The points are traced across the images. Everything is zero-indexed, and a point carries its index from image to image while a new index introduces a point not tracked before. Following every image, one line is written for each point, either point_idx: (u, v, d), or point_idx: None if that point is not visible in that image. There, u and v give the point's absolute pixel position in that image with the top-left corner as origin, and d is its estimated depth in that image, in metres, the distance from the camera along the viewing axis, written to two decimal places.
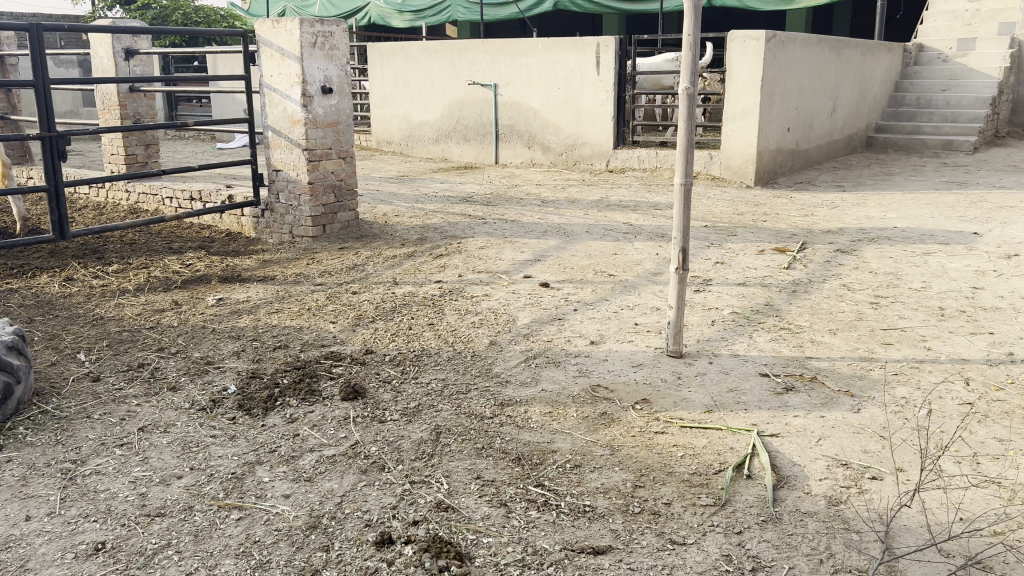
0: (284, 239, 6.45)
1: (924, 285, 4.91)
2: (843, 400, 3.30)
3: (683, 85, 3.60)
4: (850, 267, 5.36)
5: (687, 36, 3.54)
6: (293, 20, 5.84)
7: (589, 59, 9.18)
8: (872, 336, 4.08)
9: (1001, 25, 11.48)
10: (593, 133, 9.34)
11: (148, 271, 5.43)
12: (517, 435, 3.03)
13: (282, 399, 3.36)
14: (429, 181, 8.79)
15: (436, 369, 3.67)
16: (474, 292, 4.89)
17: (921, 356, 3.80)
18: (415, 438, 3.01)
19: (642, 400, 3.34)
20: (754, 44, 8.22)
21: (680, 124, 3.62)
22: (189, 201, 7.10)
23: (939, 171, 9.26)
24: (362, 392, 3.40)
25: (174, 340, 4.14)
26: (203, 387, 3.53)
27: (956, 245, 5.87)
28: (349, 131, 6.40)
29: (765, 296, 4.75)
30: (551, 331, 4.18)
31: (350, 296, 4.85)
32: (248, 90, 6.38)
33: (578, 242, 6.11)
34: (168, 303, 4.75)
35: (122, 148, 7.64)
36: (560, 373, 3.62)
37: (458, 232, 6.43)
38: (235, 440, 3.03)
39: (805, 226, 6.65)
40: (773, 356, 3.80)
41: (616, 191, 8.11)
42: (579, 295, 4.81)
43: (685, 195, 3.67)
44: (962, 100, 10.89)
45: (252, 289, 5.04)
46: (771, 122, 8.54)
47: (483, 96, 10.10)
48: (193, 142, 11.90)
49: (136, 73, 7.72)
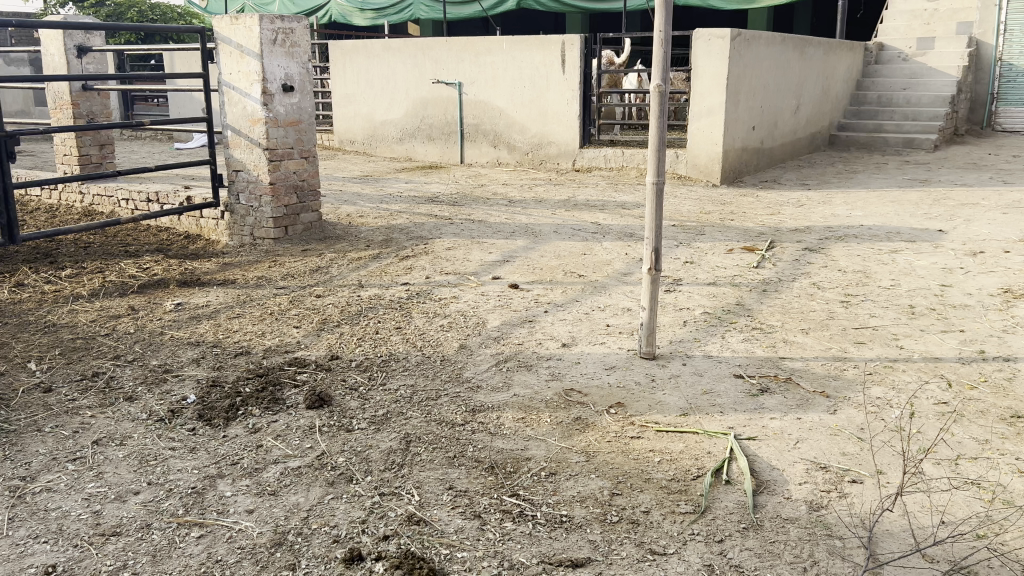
0: (244, 241, 6.30)
1: (894, 284, 4.92)
2: (819, 402, 3.26)
3: (654, 81, 3.52)
4: (819, 265, 5.36)
5: (658, 32, 3.48)
6: (252, 16, 5.68)
7: (554, 58, 9.12)
8: (845, 335, 4.06)
9: (959, 25, 11.65)
10: (559, 132, 9.28)
11: (103, 276, 5.25)
12: (490, 443, 2.94)
13: (245, 409, 3.24)
14: (394, 180, 8.66)
15: (404, 375, 3.57)
16: (442, 294, 4.79)
17: (894, 354, 3.78)
18: (384, 447, 2.91)
19: (617, 404, 3.27)
20: (720, 43, 8.21)
21: (651, 122, 3.56)
22: (146, 203, 6.90)
23: (902, 169, 9.35)
24: (328, 400, 3.29)
25: (130, 347, 3.99)
26: (161, 397, 3.39)
27: (923, 242, 5.90)
28: (311, 131, 6.26)
29: (736, 295, 4.72)
30: (522, 333, 4.10)
31: (315, 299, 4.72)
32: (206, 88, 6.20)
33: (547, 242, 6.04)
34: (125, 309, 4.58)
35: (76, 149, 7.40)
36: (532, 378, 3.54)
37: (424, 233, 6.32)
38: (195, 452, 2.90)
39: (772, 225, 6.65)
40: (747, 357, 3.76)
41: (583, 190, 8.06)
42: (549, 296, 4.73)
43: (657, 194, 3.61)
44: (923, 99, 11.03)
45: (212, 293, 4.89)
46: (736, 121, 8.55)
47: (448, 95, 9.99)
48: (150, 143, 11.62)
49: (90, 71, 7.49)
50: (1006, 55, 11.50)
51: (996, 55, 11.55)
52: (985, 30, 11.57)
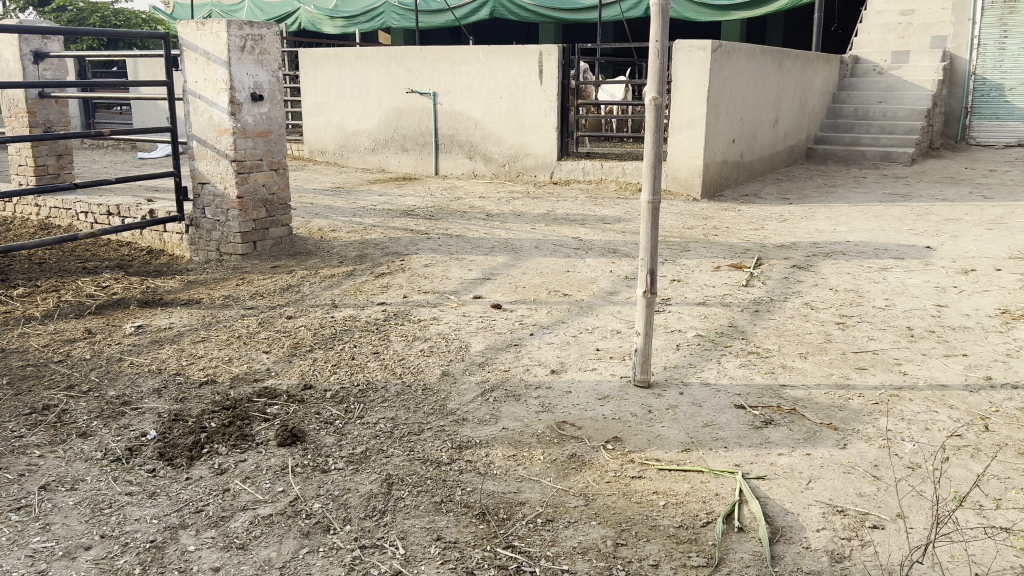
0: (210, 257, 6.00)
1: (889, 303, 4.76)
2: (827, 435, 3.07)
3: (649, 94, 3.31)
4: (810, 284, 5.20)
5: (654, 42, 3.29)
6: (220, 21, 5.42)
7: (531, 68, 8.93)
8: (845, 360, 3.88)
9: (934, 38, 11.68)
10: (536, 144, 9.08)
11: (58, 295, 4.93)
12: (480, 485, 2.71)
13: (210, 447, 2.97)
14: (367, 193, 8.40)
15: (384, 407, 3.32)
16: (421, 315, 4.54)
17: (898, 382, 3.60)
18: (364, 491, 2.66)
19: (613, 438, 3.05)
20: (700, 54, 8.06)
21: (647, 137, 3.35)
22: (107, 216, 6.59)
23: (881, 183, 9.28)
24: (301, 436, 3.04)
25: (86, 375, 3.70)
26: (118, 433, 3.11)
27: (912, 259, 5.78)
28: (281, 141, 5.99)
29: (727, 316, 4.54)
30: (507, 359, 3.87)
31: (285, 321, 4.46)
32: (170, 97, 5.91)
33: (528, 259, 5.82)
34: (81, 332, 4.28)
35: (31, 159, 7.03)
36: (521, 409, 3.31)
37: (401, 249, 6.07)
38: (155, 498, 2.64)
39: (757, 241, 6.49)
40: (747, 385, 3.56)
41: (562, 204, 7.87)
42: (534, 317, 4.51)
43: (653, 213, 3.41)
44: (898, 112, 11.02)
45: (175, 314, 4.61)
46: (716, 134, 8.41)
47: (422, 105, 9.76)
48: (112, 152, 11.23)
49: (47, 77, 7.14)
50: (980, 69, 11.55)
51: (970, 69, 11.60)
52: (959, 44, 11.58)
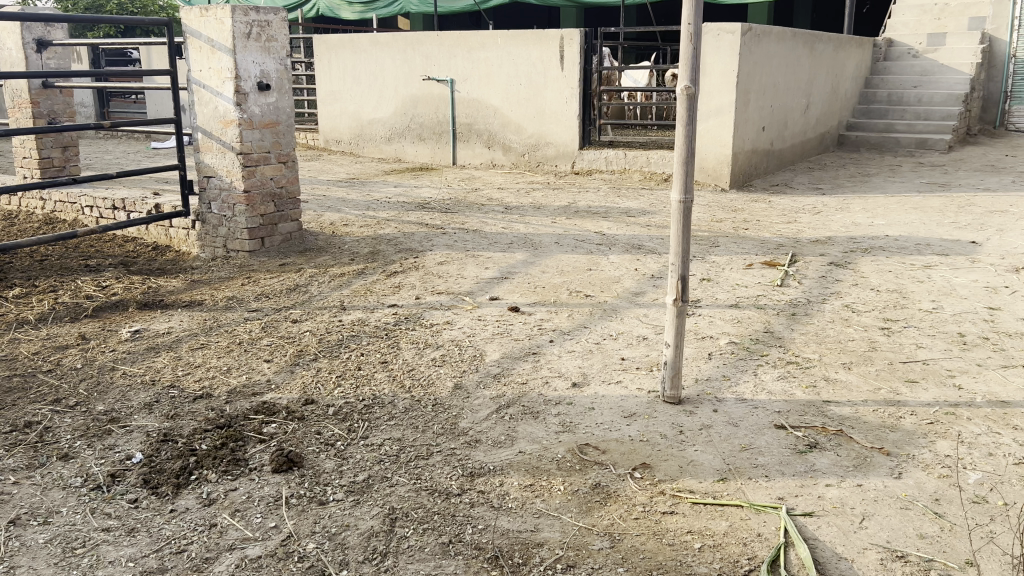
0: (217, 253, 5.76)
1: (936, 306, 4.43)
2: (879, 461, 2.77)
3: (682, 84, 3.01)
4: (849, 283, 4.88)
5: (686, 26, 2.97)
6: (224, 6, 5.15)
7: (551, 53, 8.61)
8: (892, 371, 3.57)
9: (972, 20, 11.18)
10: (557, 132, 8.76)
11: (55, 296, 4.70)
12: (493, 522, 2.43)
13: (199, 474, 2.72)
14: (382, 184, 8.14)
15: (390, 426, 3.05)
16: (433, 319, 4.26)
17: (953, 398, 3.29)
18: (364, 528, 2.40)
19: (642, 465, 2.76)
20: (729, 38, 7.70)
21: (678, 130, 3.05)
22: (112, 210, 6.36)
23: (918, 172, 8.90)
24: (298, 461, 2.78)
25: (74, 387, 3.45)
26: (102, 455, 2.86)
27: (957, 256, 5.43)
28: (289, 133, 5.72)
29: (762, 320, 4.22)
30: (525, 369, 3.59)
31: (290, 325, 4.20)
32: (174, 86, 5.65)
33: (548, 256, 5.53)
34: (74, 337, 4.04)
35: (35, 151, 6.79)
36: (539, 429, 3.03)
37: (415, 245, 5.79)
38: (134, 535, 2.38)
39: (790, 235, 6.16)
40: (787, 401, 3.25)
41: (584, 196, 7.55)
42: (554, 322, 4.23)
43: (684, 214, 3.10)
44: (934, 97, 10.56)
45: (176, 317, 4.36)
46: (746, 121, 8.05)
47: (439, 92, 9.46)
48: (125, 142, 11.02)
49: (51, 67, 6.90)
50: (1021, 51, 11.01)
51: (1010, 52, 11.08)
52: (998, 25, 11.08)
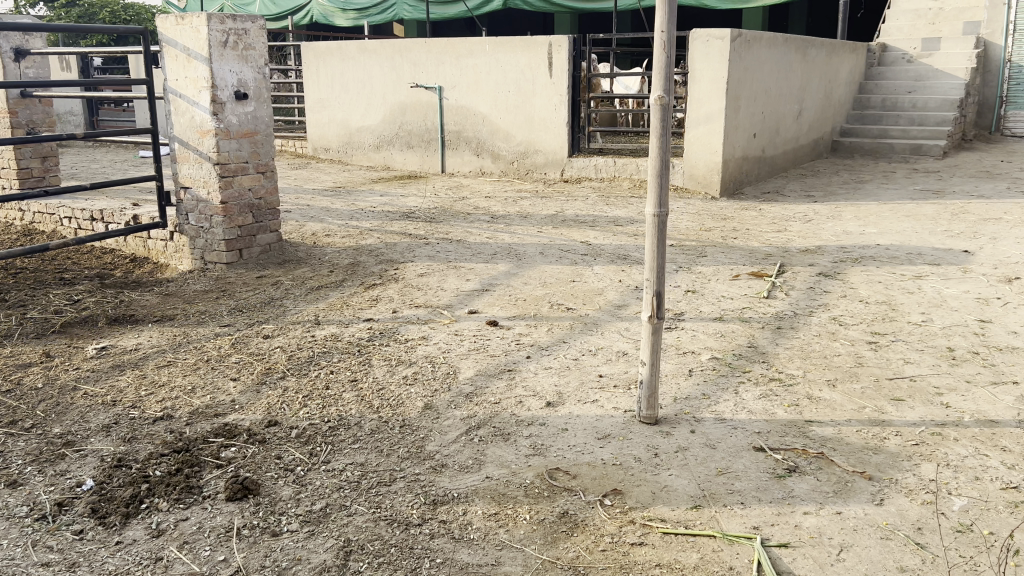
0: (195, 266, 5.65)
1: (926, 319, 4.32)
2: (860, 487, 2.65)
3: (654, 94, 2.90)
4: (837, 295, 4.77)
5: (659, 34, 2.86)
6: (199, 14, 5.04)
7: (540, 60, 8.51)
8: (878, 389, 3.45)
9: (966, 24, 11.10)
10: (546, 140, 8.66)
11: (23, 311, 4.59)
12: (452, 555, 2.32)
13: (150, 502, 2.60)
14: (368, 193, 8.03)
15: (354, 450, 2.94)
16: (409, 334, 4.15)
17: (940, 417, 3.17)
18: (316, 563, 2.29)
19: (612, 491, 2.65)
20: (719, 44, 7.60)
21: (652, 142, 2.94)
22: (90, 222, 6.25)
23: (912, 179, 8.79)
24: (254, 488, 2.67)
25: (32, 409, 3.33)
26: (52, 481, 2.75)
27: (948, 265, 5.32)
28: (268, 142, 5.61)
29: (747, 334, 4.11)
30: (499, 388, 3.47)
31: (261, 341, 4.08)
32: (150, 95, 5.54)
33: (531, 267, 5.42)
34: (37, 355, 3.92)
35: (13, 161, 6.68)
36: (509, 452, 2.91)
37: (396, 256, 5.68)
38: (74, 571, 2.27)
39: (779, 244, 6.05)
40: (767, 422, 3.13)
41: (572, 204, 7.45)
42: (532, 336, 4.12)
43: (659, 228, 2.99)
44: (929, 102, 10.46)
45: (145, 333, 4.25)
46: (736, 128, 7.95)
47: (428, 99, 9.36)
48: (112, 151, 10.92)
49: (29, 76, 6.79)
50: (1015, 56, 10.95)
51: (1005, 56, 11.02)
52: (993, 30, 11.01)
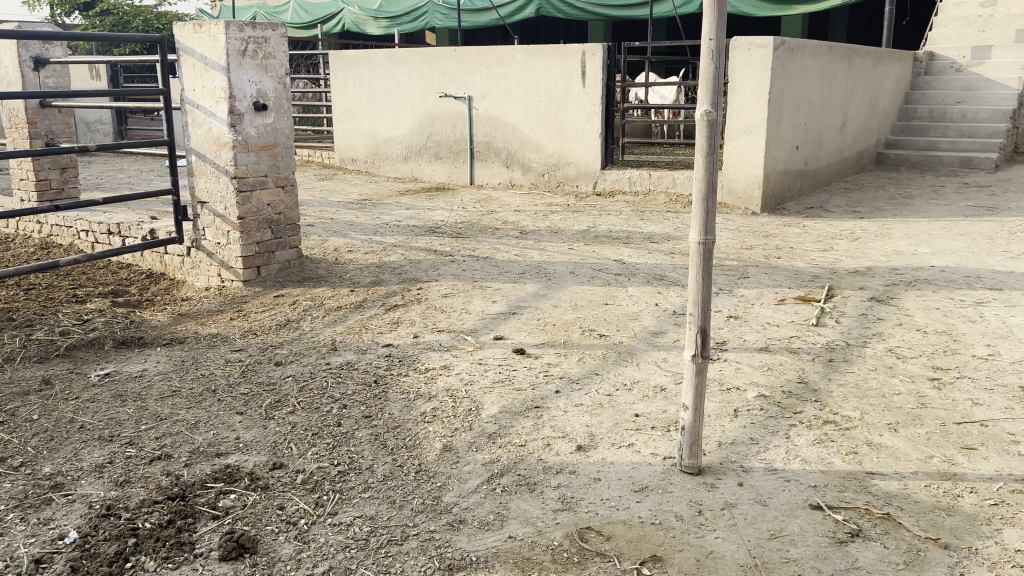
0: (212, 283, 5.44)
1: (993, 352, 3.96)
2: (935, 557, 2.33)
3: (701, 108, 2.60)
4: (892, 323, 4.41)
5: (708, 41, 2.56)
6: (217, 22, 4.82)
7: (573, 68, 8.22)
8: (945, 436, 3.10)
9: (1018, 32, 10.41)
10: (579, 151, 8.37)
11: (29, 331, 4.39)
12: None
13: (135, 561, 2.35)
14: (394, 205, 7.79)
15: (365, 499, 2.67)
16: (429, 363, 3.87)
17: (1019, 471, 2.82)
18: None
19: (652, 557, 2.35)
20: (761, 52, 7.27)
21: (696, 161, 2.64)
22: (108, 235, 6.08)
23: (962, 193, 8.37)
24: (251, 546, 2.40)
25: (23, 444, 3.10)
26: (34, 532, 2.50)
27: (1011, 291, 4.94)
28: (288, 155, 5.38)
29: (795, 368, 3.78)
30: (525, 428, 3.18)
31: (272, 369, 3.84)
32: (167, 105, 5.33)
33: (562, 287, 5.13)
34: (37, 382, 3.71)
35: (32, 172, 6.53)
36: (534, 506, 2.62)
37: (421, 274, 5.42)
38: None
39: (826, 265, 5.70)
40: (824, 473, 2.81)
41: (605, 219, 7.15)
42: (562, 367, 3.82)
43: (705, 257, 2.69)
44: (979, 113, 10.04)
45: (152, 358, 4.02)
46: (778, 140, 7.60)
47: (457, 109, 9.11)
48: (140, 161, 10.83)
49: (50, 84, 6.64)
50: None
51: None
52: None
